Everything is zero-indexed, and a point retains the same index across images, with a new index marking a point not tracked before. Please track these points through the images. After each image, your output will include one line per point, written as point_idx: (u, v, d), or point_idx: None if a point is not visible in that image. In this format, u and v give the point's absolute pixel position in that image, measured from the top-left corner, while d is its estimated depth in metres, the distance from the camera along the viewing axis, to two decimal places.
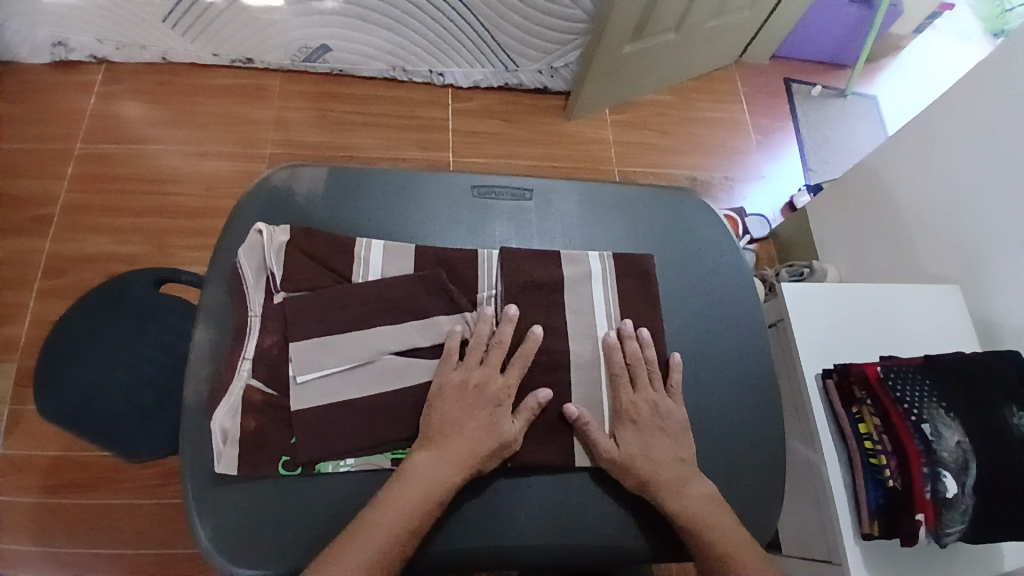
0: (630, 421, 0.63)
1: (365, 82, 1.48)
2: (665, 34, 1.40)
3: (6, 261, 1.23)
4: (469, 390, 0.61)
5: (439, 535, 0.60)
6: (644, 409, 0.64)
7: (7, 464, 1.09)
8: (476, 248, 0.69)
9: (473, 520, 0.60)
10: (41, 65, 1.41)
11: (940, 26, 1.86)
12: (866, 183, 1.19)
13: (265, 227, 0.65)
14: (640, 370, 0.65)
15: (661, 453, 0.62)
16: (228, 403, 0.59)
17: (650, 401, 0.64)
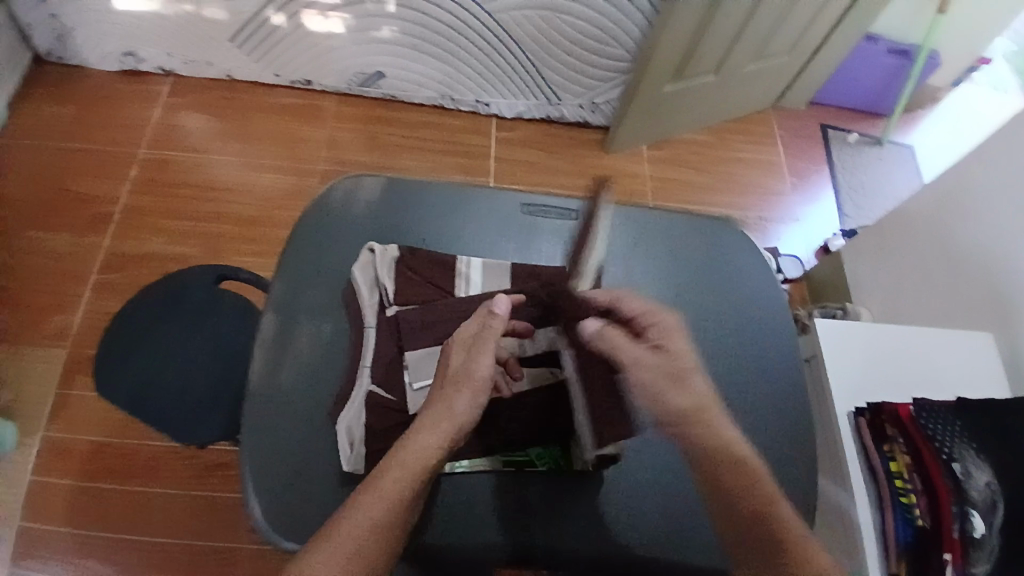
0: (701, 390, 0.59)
1: (414, 107, 1.55)
2: (706, 75, 1.44)
3: (65, 254, 1.30)
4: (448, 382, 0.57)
5: (473, 529, 0.64)
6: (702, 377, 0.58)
7: (49, 448, 1.13)
8: (524, 262, 0.72)
9: (505, 517, 0.65)
10: (112, 74, 1.50)
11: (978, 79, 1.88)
12: (901, 230, 1.21)
13: (376, 245, 0.69)
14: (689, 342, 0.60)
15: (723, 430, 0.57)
16: (353, 407, 0.61)
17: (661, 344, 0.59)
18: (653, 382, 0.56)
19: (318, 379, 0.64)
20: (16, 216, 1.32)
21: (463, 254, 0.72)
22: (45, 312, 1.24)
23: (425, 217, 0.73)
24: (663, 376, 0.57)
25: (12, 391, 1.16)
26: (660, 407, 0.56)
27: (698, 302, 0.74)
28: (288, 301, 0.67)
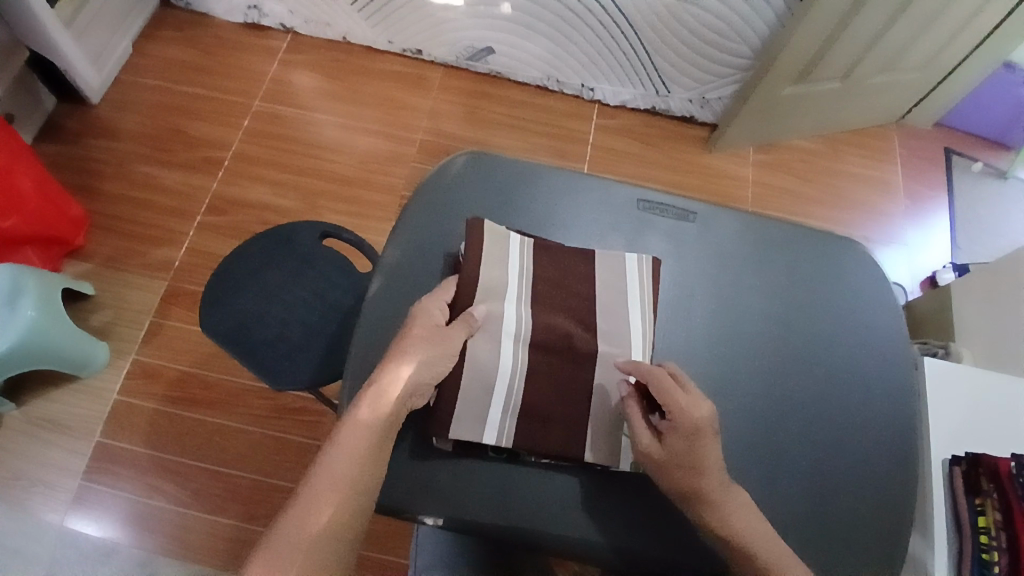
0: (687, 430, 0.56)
1: (518, 86, 1.54)
2: (830, 82, 1.36)
3: (175, 191, 1.38)
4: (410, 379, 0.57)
5: (547, 518, 0.59)
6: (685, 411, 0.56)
7: (143, 371, 1.21)
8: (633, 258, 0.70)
9: (586, 513, 0.60)
10: (236, 25, 1.57)
11: None
12: (1019, 273, 1.11)
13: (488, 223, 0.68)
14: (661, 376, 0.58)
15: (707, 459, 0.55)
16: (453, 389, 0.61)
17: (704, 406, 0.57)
18: (670, 460, 0.56)
19: None
20: (135, 151, 1.41)
21: (571, 242, 0.71)
22: (151, 243, 1.32)
23: (538, 200, 0.72)
24: (701, 449, 0.56)
25: (116, 313, 1.26)
26: (682, 474, 0.55)
27: (811, 323, 0.70)
28: (400, 267, 0.67)
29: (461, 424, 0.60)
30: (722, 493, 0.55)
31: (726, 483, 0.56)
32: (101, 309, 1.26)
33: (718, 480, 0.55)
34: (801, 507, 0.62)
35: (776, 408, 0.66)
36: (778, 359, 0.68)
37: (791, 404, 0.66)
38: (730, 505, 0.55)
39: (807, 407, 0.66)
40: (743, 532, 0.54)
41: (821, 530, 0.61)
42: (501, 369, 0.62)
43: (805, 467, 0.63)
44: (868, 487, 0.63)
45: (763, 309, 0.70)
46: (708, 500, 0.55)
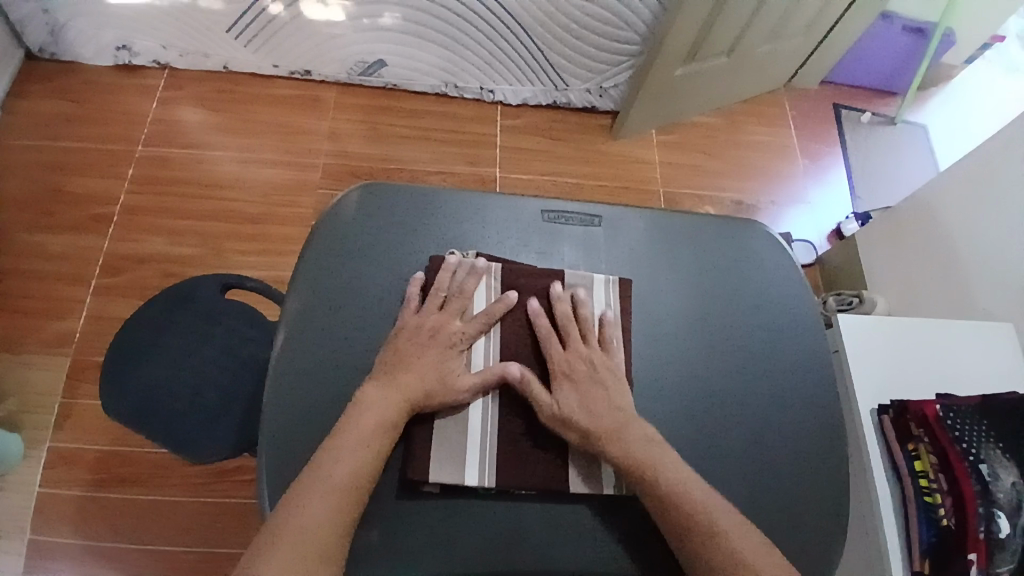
0: (565, 376, 0.62)
1: (418, 97, 1.51)
2: (718, 57, 1.41)
3: (64, 256, 1.27)
4: (422, 332, 0.62)
5: (476, 549, 0.57)
6: (578, 365, 0.62)
7: (58, 457, 1.12)
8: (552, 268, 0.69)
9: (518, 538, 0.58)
10: (104, 67, 1.46)
11: (990, 56, 1.82)
12: (919, 218, 1.18)
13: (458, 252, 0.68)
14: (571, 329, 0.64)
15: (598, 403, 0.60)
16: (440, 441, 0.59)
17: (585, 357, 0.63)
18: (579, 408, 0.60)
19: (344, 399, 0.61)
20: (13, 219, 1.29)
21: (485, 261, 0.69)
22: (48, 317, 1.22)
23: (440, 226, 0.70)
24: (593, 395, 0.61)
25: (21, 400, 1.15)
26: (580, 418, 0.59)
27: (728, 311, 0.71)
28: (306, 317, 0.63)
29: (446, 455, 0.58)
30: (618, 428, 0.59)
31: (622, 419, 0.60)
32: (2, 398, 1.14)
33: (614, 419, 0.59)
34: (741, 494, 0.63)
35: (707, 400, 0.66)
36: (703, 351, 0.68)
37: (719, 395, 0.67)
38: (630, 435, 0.59)
39: (735, 394, 0.67)
40: (647, 458, 0.57)
41: (769, 512, 0.62)
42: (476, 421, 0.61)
43: (744, 452, 0.64)
44: (803, 462, 0.65)
45: (681, 305, 0.70)
46: (643, 484, 0.56)
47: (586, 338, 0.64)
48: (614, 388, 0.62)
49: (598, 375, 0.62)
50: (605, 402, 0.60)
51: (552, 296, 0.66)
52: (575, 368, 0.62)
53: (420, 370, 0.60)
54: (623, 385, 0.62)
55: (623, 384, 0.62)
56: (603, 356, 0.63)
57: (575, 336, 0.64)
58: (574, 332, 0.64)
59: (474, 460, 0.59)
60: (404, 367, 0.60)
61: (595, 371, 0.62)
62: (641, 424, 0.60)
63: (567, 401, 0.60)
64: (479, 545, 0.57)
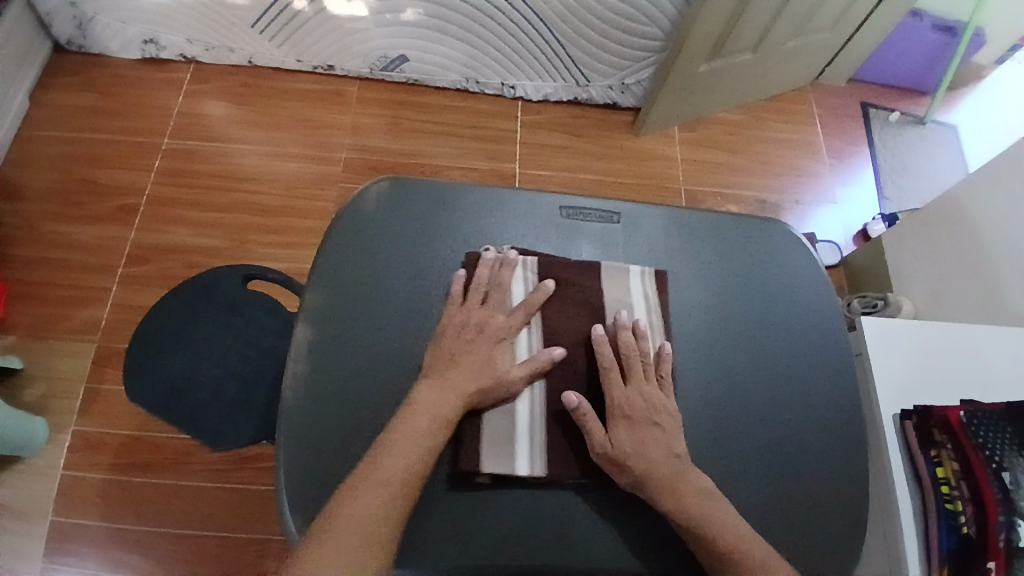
0: (623, 415, 0.60)
1: (439, 92, 1.51)
2: (743, 54, 1.39)
3: (92, 246, 1.30)
4: (468, 327, 0.62)
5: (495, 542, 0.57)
6: (636, 403, 0.61)
7: (84, 442, 1.15)
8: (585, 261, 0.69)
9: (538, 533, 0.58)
10: (132, 61, 1.48)
11: None
12: (947, 219, 1.15)
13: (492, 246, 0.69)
14: (633, 363, 0.62)
15: (654, 448, 0.58)
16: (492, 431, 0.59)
17: (643, 394, 0.61)
18: (636, 455, 0.58)
19: (361, 393, 0.61)
20: (44, 209, 1.32)
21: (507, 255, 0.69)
22: (75, 305, 1.25)
23: (459, 220, 0.70)
24: (650, 440, 0.59)
25: (50, 385, 1.18)
26: (636, 461, 0.57)
27: (748, 313, 0.70)
28: (325, 310, 0.63)
29: (495, 445, 0.59)
30: (674, 477, 0.57)
31: (679, 467, 0.58)
32: (32, 383, 1.17)
33: (671, 467, 0.58)
34: (757, 496, 0.62)
35: (725, 402, 0.65)
36: (720, 351, 0.68)
37: (736, 395, 0.66)
38: (685, 486, 0.57)
39: (753, 395, 0.66)
40: (698, 509, 0.56)
41: (787, 514, 0.61)
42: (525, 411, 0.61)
43: (761, 455, 0.63)
44: (822, 465, 0.64)
45: (700, 305, 0.70)
46: (666, 488, 0.57)
47: (646, 374, 0.63)
48: (670, 432, 0.60)
49: (657, 416, 0.60)
50: (663, 447, 0.59)
51: (616, 324, 0.64)
52: (634, 407, 0.60)
53: (468, 366, 0.60)
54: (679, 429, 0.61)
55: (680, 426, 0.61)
56: (662, 398, 0.62)
57: (637, 371, 0.62)
58: (636, 367, 0.62)
59: (525, 450, 0.59)
60: (453, 364, 0.60)
61: (652, 416, 0.60)
62: (696, 474, 0.58)
63: (622, 441, 0.58)
64: (498, 539, 0.57)
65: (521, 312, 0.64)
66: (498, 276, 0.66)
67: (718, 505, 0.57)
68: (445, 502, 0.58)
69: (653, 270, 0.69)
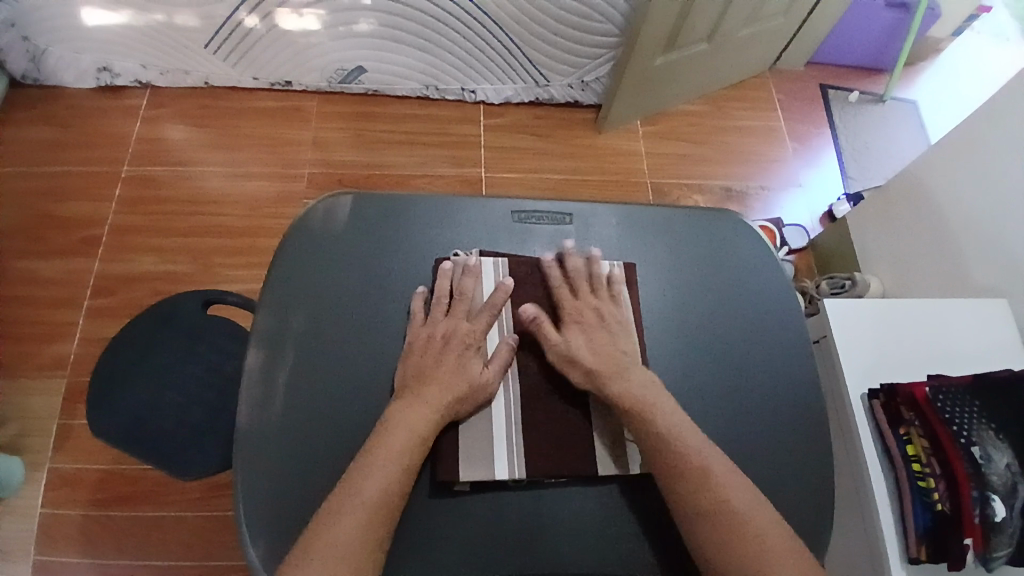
0: (574, 322, 0.65)
1: (399, 101, 1.50)
2: (698, 44, 1.40)
3: (57, 280, 1.28)
4: (436, 341, 0.62)
5: (468, 557, 0.56)
6: (586, 313, 0.66)
7: (61, 478, 1.13)
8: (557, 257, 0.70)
9: (516, 546, 0.57)
10: (87, 90, 1.46)
11: (976, 28, 1.81)
12: (908, 194, 1.16)
13: (461, 250, 0.69)
14: (582, 282, 0.67)
15: (604, 345, 0.63)
16: (468, 440, 0.60)
17: (594, 307, 0.66)
18: (588, 355, 0.62)
19: (319, 414, 0.60)
20: (6, 247, 1.30)
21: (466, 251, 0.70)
22: (43, 341, 1.22)
23: (411, 231, 0.70)
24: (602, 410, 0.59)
25: (21, 424, 1.16)
26: (587, 358, 0.62)
27: (705, 304, 0.70)
28: (275, 332, 0.63)
29: (473, 453, 0.59)
30: (622, 366, 0.62)
31: (627, 362, 0.62)
32: (4, 423, 1.15)
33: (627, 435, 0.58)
34: None
35: (686, 395, 0.66)
36: (680, 343, 0.68)
37: (699, 387, 0.66)
38: (631, 376, 0.61)
39: (717, 386, 0.66)
40: (643, 396, 0.60)
41: None
42: (498, 417, 0.62)
43: (725, 447, 0.64)
44: (787, 451, 0.64)
45: (658, 299, 0.70)
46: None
47: (596, 287, 0.67)
48: (622, 337, 0.65)
49: (606, 324, 0.65)
50: (612, 346, 0.64)
51: (562, 254, 0.69)
52: (584, 317, 0.65)
53: (447, 374, 0.60)
54: (631, 335, 0.65)
55: (631, 333, 0.65)
56: (612, 309, 0.66)
57: (586, 288, 0.67)
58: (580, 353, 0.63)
59: (504, 454, 0.60)
60: (428, 380, 0.60)
61: (601, 323, 0.65)
62: (646, 369, 0.63)
63: (575, 343, 0.63)
64: (475, 553, 0.56)
65: (486, 314, 0.65)
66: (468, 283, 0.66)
67: None
68: (420, 522, 0.57)
69: (621, 263, 0.70)
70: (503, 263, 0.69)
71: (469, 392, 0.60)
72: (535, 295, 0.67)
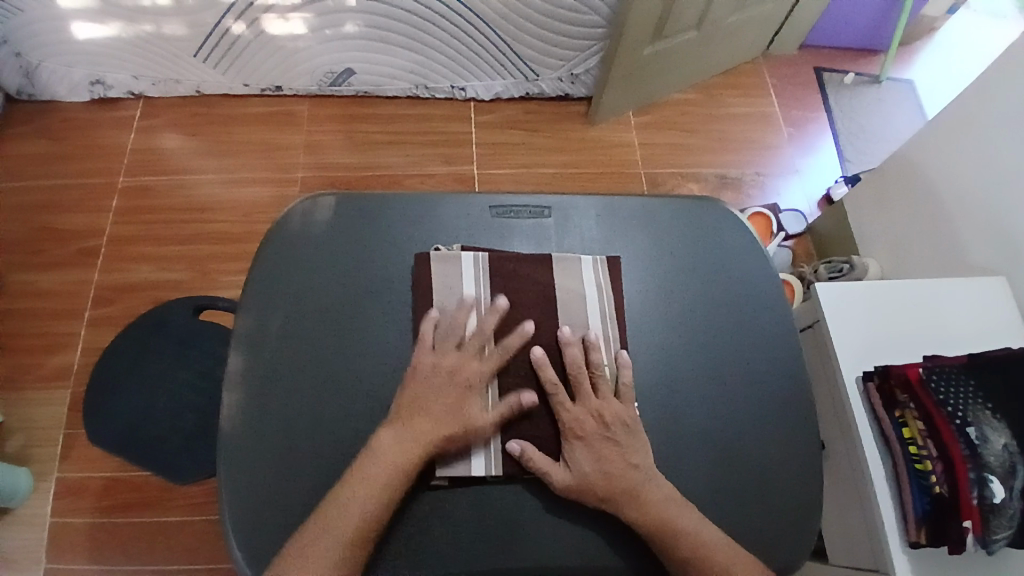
0: (578, 438, 0.61)
1: (390, 101, 1.51)
2: (687, 32, 1.39)
3: (57, 292, 1.29)
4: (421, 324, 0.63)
5: (449, 555, 0.57)
6: (588, 422, 0.61)
7: (66, 487, 1.14)
8: (537, 250, 0.70)
9: (496, 542, 0.57)
10: (81, 103, 1.47)
11: (974, 5, 1.79)
12: (904, 175, 1.15)
13: (442, 246, 0.69)
14: (582, 379, 0.63)
15: (613, 465, 0.59)
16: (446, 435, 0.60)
17: (595, 411, 0.61)
18: (600, 480, 0.58)
19: (298, 414, 0.61)
20: (6, 261, 1.31)
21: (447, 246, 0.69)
22: (45, 352, 1.24)
23: (390, 230, 0.70)
24: (607, 455, 0.59)
25: (27, 435, 1.17)
26: (597, 483, 0.58)
27: (686, 293, 0.70)
28: (255, 334, 0.63)
29: (450, 449, 0.59)
30: (634, 488, 0.58)
31: (639, 478, 0.58)
32: (10, 435, 1.17)
33: (628, 478, 0.58)
34: (709, 473, 0.62)
35: (671, 384, 0.65)
36: (665, 333, 0.68)
37: (684, 376, 0.66)
38: (645, 496, 0.57)
39: (704, 376, 0.66)
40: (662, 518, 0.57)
41: (740, 490, 0.61)
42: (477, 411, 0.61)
43: (708, 437, 0.63)
44: (771, 439, 0.64)
45: (641, 289, 0.70)
46: (627, 495, 0.57)
47: (597, 383, 0.63)
48: (630, 445, 0.60)
49: (611, 432, 0.60)
50: (621, 461, 0.59)
51: (560, 341, 0.64)
52: (586, 427, 0.61)
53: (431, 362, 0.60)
54: (639, 440, 0.61)
55: (638, 435, 0.61)
56: (616, 407, 0.62)
57: (587, 386, 0.63)
58: (584, 383, 0.63)
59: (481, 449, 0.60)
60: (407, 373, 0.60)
61: (603, 433, 0.60)
62: (660, 482, 0.59)
63: (580, 465, 0.59)
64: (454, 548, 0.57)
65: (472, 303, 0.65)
66: (449, 278, 0.66)
67: (684, 510, 0.58)
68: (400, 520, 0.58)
69: (605, 257, 0.70)
70: (484, 258, 0.68)
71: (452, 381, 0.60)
72: (516, 289, 0.67)
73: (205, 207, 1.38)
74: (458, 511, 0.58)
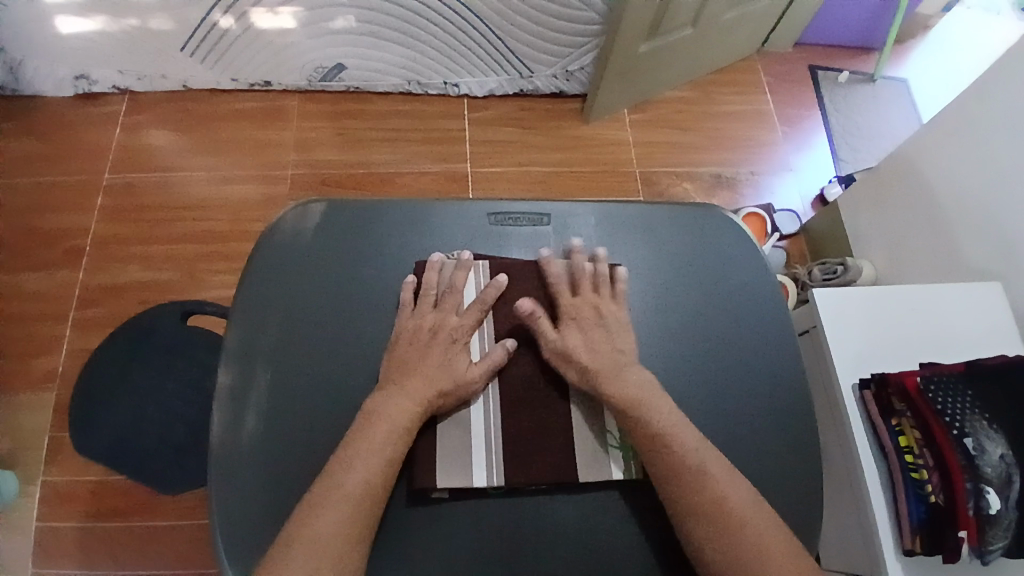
0: (572, 320, 0.64)
1: (382, 97, 1.48)
2: (683, 29, 1.37)
3: (41, 293, 1.26)
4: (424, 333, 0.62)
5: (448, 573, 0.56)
6: (585, 311, 0.64)
7: (54, 493, 1.12)
8: (536, 259, 0.69)
9: (496, 560, 0.56)
10: (64, 98, 1.44)
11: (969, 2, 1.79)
12: (900, 176, 1.14)
13: (441, 254, 0.68)
14: (583, 280, 0.66)
15: (601, 344, 0.62)
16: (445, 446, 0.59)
17: (593, 304, 0.65)
18: (589, 361, 0.61)
19: (290, 430, 0.59)
20: None
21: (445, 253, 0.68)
22: (29, 355, 1.21)
23: (385, 238, 0.68)
24: (596, 337, 0.62)
25: (12, 440, 1.15)
26: (584, 356, 0.61)
27: (685, 302, 0.69)
28: (246, 347, 0.62)
29: (448, 461, 0.58)
30: (619, 367, 0.60)
31: (622, 361, 0.61)
32: None
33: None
34: None
35: (671, 396, 0.65)
36: (665, 344, 0.67)
37: (685, 388, 0.65)
38: None
39: (705, 387, 0.65)
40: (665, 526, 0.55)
41: None
42: (477, 422, 0.60)
43: (709, 451, 0.62)
44: (772, 452, 0.63)
45: (641, 298, 0.69)
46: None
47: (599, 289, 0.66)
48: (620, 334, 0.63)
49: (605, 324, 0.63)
50: (609, 344, 0.62)
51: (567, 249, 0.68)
52: (582, 312, 0.64)
53: (430, 372, 0.59)
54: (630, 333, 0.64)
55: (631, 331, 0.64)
56: (612, 306, 0.65)
57: (587, 285, 0.66)
58: (585, 284, 0.66)
59: (481, 460, 0.59)
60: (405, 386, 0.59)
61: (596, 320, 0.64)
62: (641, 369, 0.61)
63: (571, 340, 0.62)
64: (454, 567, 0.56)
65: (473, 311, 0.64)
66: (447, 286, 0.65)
67: None
68: (397, 538, 0.56)
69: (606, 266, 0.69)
70: (484, 267, 0.67)
71: (452, 394, 0.59)
72: (516, 299, 0.66)
73: (193, 206, 1.35)
74: (457, 527, 0.57)
